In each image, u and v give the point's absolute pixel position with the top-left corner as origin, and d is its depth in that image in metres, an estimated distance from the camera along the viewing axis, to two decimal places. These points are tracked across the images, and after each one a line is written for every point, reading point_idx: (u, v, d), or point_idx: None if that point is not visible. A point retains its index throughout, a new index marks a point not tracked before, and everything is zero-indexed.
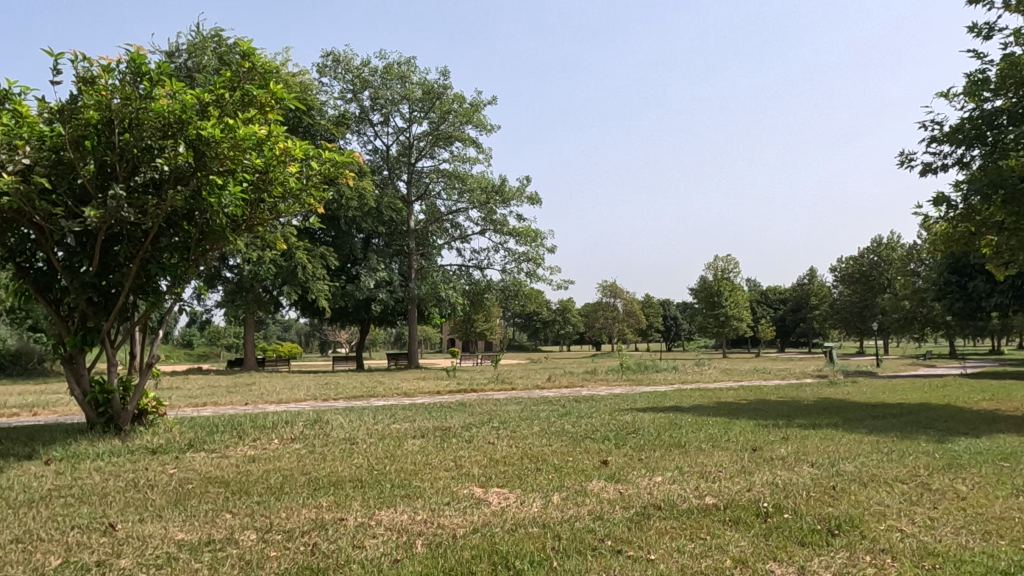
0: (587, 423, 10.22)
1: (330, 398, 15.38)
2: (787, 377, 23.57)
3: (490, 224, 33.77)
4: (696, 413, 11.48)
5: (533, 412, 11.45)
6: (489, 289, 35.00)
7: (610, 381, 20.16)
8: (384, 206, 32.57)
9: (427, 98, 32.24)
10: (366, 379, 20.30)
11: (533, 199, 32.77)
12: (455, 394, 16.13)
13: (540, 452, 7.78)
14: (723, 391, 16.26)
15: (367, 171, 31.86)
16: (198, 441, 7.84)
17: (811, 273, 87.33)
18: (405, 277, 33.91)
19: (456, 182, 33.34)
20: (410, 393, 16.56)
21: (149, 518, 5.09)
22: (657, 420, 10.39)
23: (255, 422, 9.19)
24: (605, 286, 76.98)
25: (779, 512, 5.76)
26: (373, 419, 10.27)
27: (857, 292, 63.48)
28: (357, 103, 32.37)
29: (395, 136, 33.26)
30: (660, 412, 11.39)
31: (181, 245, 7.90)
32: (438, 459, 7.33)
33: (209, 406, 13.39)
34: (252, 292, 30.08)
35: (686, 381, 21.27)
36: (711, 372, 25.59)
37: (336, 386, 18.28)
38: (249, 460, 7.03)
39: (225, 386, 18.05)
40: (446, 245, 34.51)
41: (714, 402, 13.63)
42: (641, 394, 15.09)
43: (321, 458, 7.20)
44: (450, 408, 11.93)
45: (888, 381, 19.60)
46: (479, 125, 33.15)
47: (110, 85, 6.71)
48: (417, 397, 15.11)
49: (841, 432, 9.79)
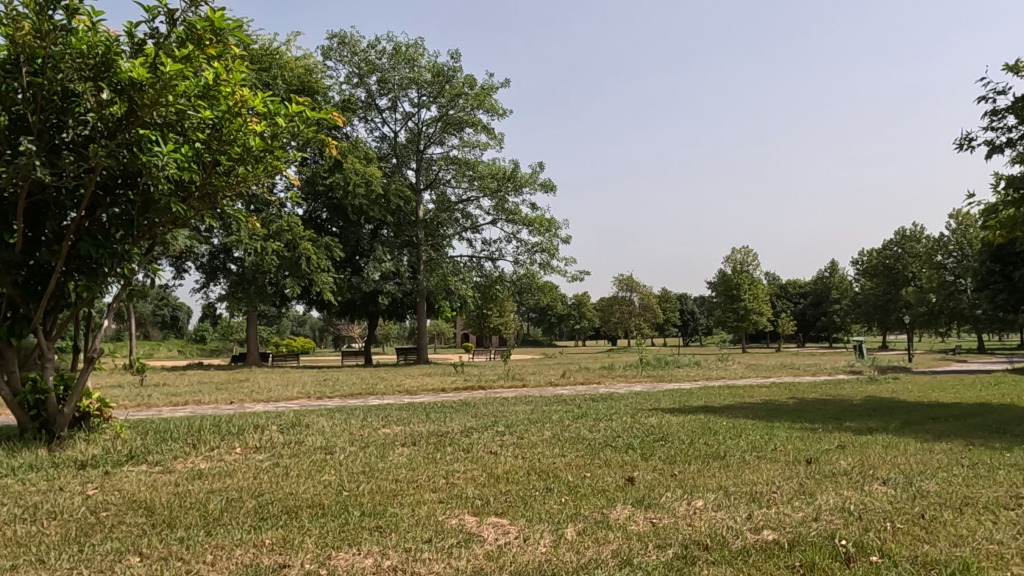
0: (607, 427, 8.89)
1: (325, 396, 14.16)
2: (818, 374, 22.08)
3: (502, 213, 32.41)
4: (731, 415, 10.11)
5: (544, 413, 10.13)
6: (501, 282, 33.75)
7: (629, 377, 18.85)
8: (393, 193, 31.14)
9: (436, 81, 30.90)
10: (370, 375, 19.10)
11: (546, 186, 31.42)
12: (461, 392, 14.84)
13: (551, 466, 6.46)
14: (755, 389, 14.86)
15: (373, 158, 30.62)
16: (143, 452, 6.58)
17: (832, 266, 85.35)
18: (414, 269, 32.73)
19: (466, 169, 32.03)
20: (412, 390, 15.28)
21: (24, 566, 3.81)
22: (686, 424, 9.03)
23: (220, 426, 7.92)
24: (621, 280, 75.58)
25: (862, 554, 4.39)
26: (360, 422, 8.97)
27: (881, 285, 61.59)
28: (363, 87, 31.12)
29: (404, 122, 32.00)
30: (688, 414, 10.02)
31: (125, 218, 6.66)
32: (427, 475, 6.00)
33: (189, 406, 12.18)
34: (254, 284, 29.01)
35: (709, 377, 19.89)
36: (736, 368, 24.11)
37: (336, 382, 17.08)
38: (194, 477, 5.76)
39: (217, 383, 16.92)
40: (456, 236, 33.21)
41: (747, 402, 12.26)
42: (665, 393, 13.72)
43: (284, 474, 5.91)
44: (451, 409, 10.63)
45: (932, 378, 18.07)
46: (491, 109, 31.78)
47: (15, 13, 5.45)
48: (419, 396, 13.81)
49: (906, 438, 8.37)
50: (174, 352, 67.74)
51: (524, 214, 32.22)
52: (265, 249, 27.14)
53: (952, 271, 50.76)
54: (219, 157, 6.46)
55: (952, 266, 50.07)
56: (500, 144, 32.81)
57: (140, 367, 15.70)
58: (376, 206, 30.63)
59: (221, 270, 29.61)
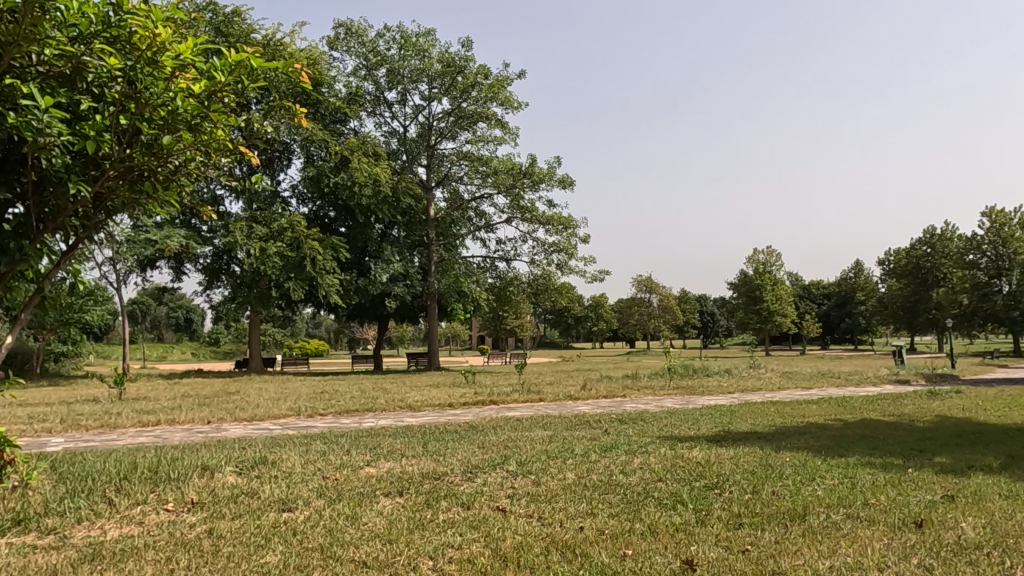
0: (642, 464, 7.23)
1: (317, 413, 12.61)
2: (861, 383, 20.20)
3: (516, 211, 30.77)
4: (791, 445, 8.38)
5: (565, 443, 8.47)
6: (516, 283, 32.12)
7: (655, 389, 17.19)
8: (402, 191, 29.53)
9: (447, 72, 29.31)
10: (372, 386, 17.58)
11: (564, 182, 29.75)
12: (469, 409, 13.22)
13: (578, 536, 4.79)
14: (802, 405, 13.14)
15: (381, 153, 29.04)
16: (39, 513, 4.97)
17: (857, 266, 82.86)
18: (425, 271, 31.28)
19: (479, 165, 30.33)
20: (415, 406, 13.70)
21: None
22: (741, 462, 7.32)
23: (163, 467, 6.32)
24: (640, 280, 73.77)
25: None
26: (342, 458, 7.36)
27: (909, 286, 59.14)
28: (371, 80, 29.65)
29: (414, 116, 30.48)
30: (737, 446, 8.32)
31: (19, 200, 5.14)
32: (407, 556, 4.34)
33: (157, 428, 10.67)
34: (257, 287, 27.57)
35: (744, 389, 18.12)
36: (770, 377, 22.28)
37: (333, 395, 15.53)
38: (85, 562, 4.15)
39: (203, 395, 15.44)
40: (469, 235, 31.59)
41: (801, 425, 10.50)
42: (700, 412, 12.03)
43: (211, 556, 4.28)
44: (454, 437, 9.00)
45: (995, 390, 16.14)
46: (505, 102, 30.17)
47: None
48: (421, 414, 12.20)
49: (1023, 482, 6.61)
50: (187, 355, 66.83)
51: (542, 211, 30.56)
52: (267, 251, 25.71)
53: (986, 271, 47.48)
54: (140, 124, 5.00)
55: (986, 265, 47.70)
56: (515, 138, 31.17)
57: (119, 379, 14.26)
58: (385, 206, 29.00)
59: (224, 272, 28.12)
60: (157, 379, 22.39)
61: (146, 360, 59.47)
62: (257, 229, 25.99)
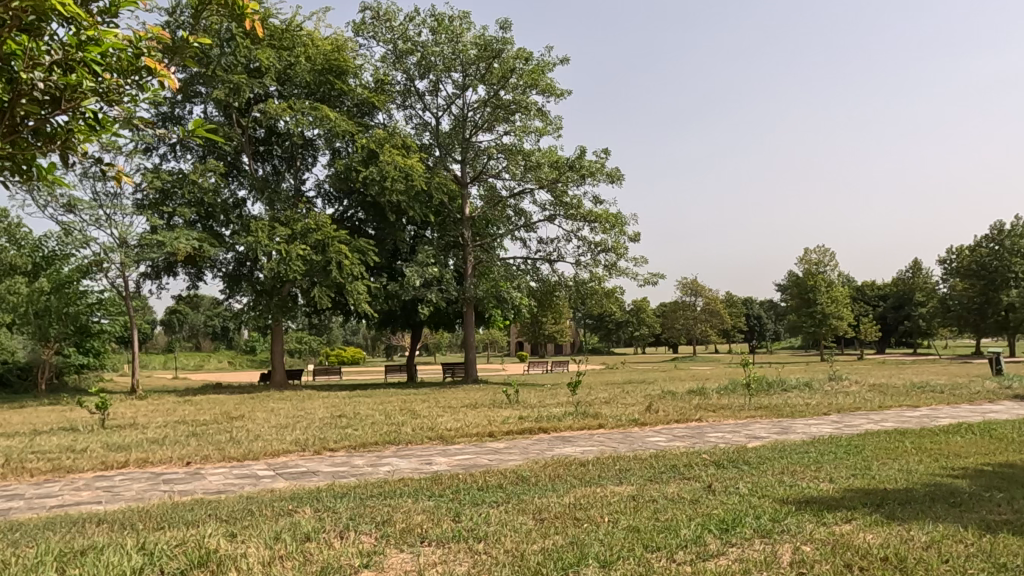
0: (801, 567, 4.51)
1: (327, 450, 10.15)
2: (976, 401, 16.93)
3: (560, 209, 28.15)
4: (1004, 520, 5.55)
5: (657, 516, 5.80)
6: (560, 286, 29.49)
7: (736, 412, 14.30)
8: (435, 188, 26.90)
9: (483, 58, 26.81)
10: (399, 407, 15.10)
11: (612, 176, 27.06)
12: (512, 443, 10.56)
13: None
14: (943, 437, 10.19)
15: (413, 146, 26.59)
16: None
17: (914, 265, 77.84)
18: (461, 275, 28.84)
19: (520, 158, 27.63)
20: (446, 437, 11.11)
21: None
22: (962, 564, 4.53)
23: None
24: (685, 283, 70.53)
25: None
26: (329, 550, 4.83)
27: (975, 287, 54.49)
28: (401, 69, 27.39)
29: (448, 108, 28.08)
30: (919, 522, 5.51)
31: None
32: None
33: (120, 475, 8.40)
34: (279, 295, 25.37)
35: (840, 409, 15.12)
36: (859, 392, 19.06)
37: (351, 420, 13.09)
38: None
39: (201, 421, 13.17)
40: (508, 235, 29.12)
41: (970, 474, 7.60)
42: (817, 449, 9.23)
43: None
44: (496, 501, 6.40)
45: None
46: (547, 89, 27.49)
47: None
48: (454, 453, 9.59)
49: None
50: (224, 364, 65.89)
51: (588, 208, 27.88)
52: (290, 254, 23.46)
53: None
54: None
55: None
56: (557, 128, 28.56)
57: (101, 405, 12.12)
58: (417, 204, 26.50)
59: (244, 279, 25.97)
60: (166, 397, 20.35)
61: (180, 371, 58.32)
62: (276, 230, 23.74)
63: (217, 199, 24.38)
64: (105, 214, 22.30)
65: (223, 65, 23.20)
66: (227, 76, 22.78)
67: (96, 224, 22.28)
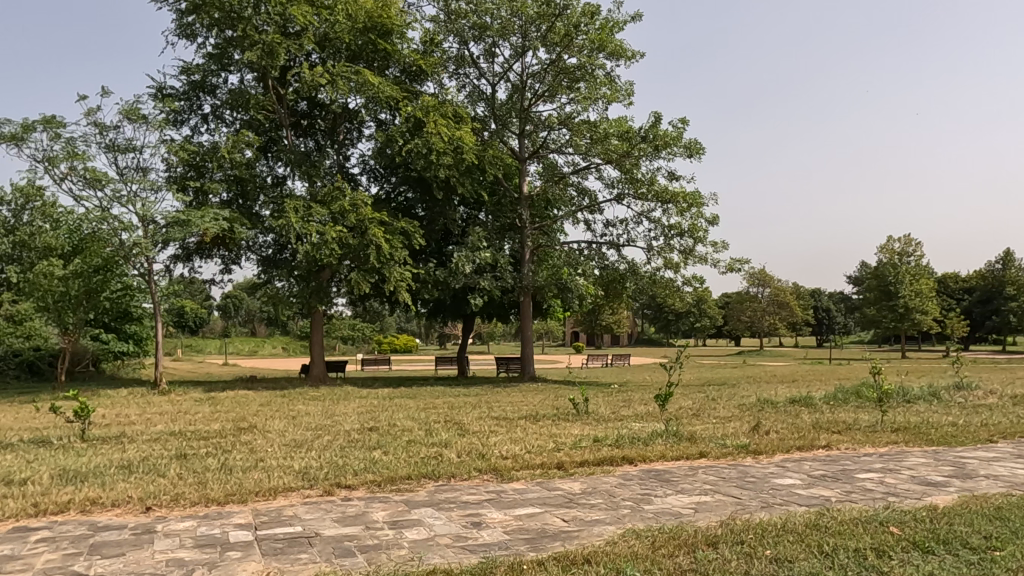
0: None
1: (340, 488, 7.45)
2: None
3: (629, 187, 25.15)
4: None
5: None
6: (628, 275, 26.50)
7: (871, 436, 11.05)
8: (488, 162, 24.17)
9: (544, 16, 23.81)
10: (443, 417, 12.39)
11: (690, 148, 23.83)
12: (590, 484, 7.71)
13: None
14: None
15: (465, 116, 23.89)
16: None
17: (1005, 255, 71.44)
18: (518, 261, 26.18)
19: (584, 130, 24.65)
20: (501, 470, 8.30)
21: None
22: None
23: None
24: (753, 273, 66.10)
25: None
26: None
27: None
28: (454, 31, 24.68)
29: (504, 75, 25.28)
30: None
31: None
32: None
33: (39, 533, 5.86)
34: (316, 280, 23.12)
35: (1003, 433, 11.68)
36: (1004, 407, 15.45)
37: (381, 437, 10.41)
38: None
39: (200, 433, 10.69)
40: (569, 217, 26.27)
41: None
42: None
43: None
44: None
45: None
46: (616, 52, 24.41)
47: None
48: (514, 503, 6.78)
49: None
50: (278, 350, 64.94)
51: (661, 186, 24.75)
52: (327, 234, 21.13)
53: None
54: None
55: None
56: (627, 95, 25.49)
57: (77, 412, 9.75)
58: (468, 180, 23.82)
59: (280, 263, 23.80)
60: (189, 393, 18.23)
61: (228, 358, 57.21)
62: (313, 210, 21.48)
63: (251, 174, 22.26)
64: (128, 190, 20.40)
65: (257, 26, 20.93)
66: (260, 38, 20.47)
67: (120, 201, 20.36)
